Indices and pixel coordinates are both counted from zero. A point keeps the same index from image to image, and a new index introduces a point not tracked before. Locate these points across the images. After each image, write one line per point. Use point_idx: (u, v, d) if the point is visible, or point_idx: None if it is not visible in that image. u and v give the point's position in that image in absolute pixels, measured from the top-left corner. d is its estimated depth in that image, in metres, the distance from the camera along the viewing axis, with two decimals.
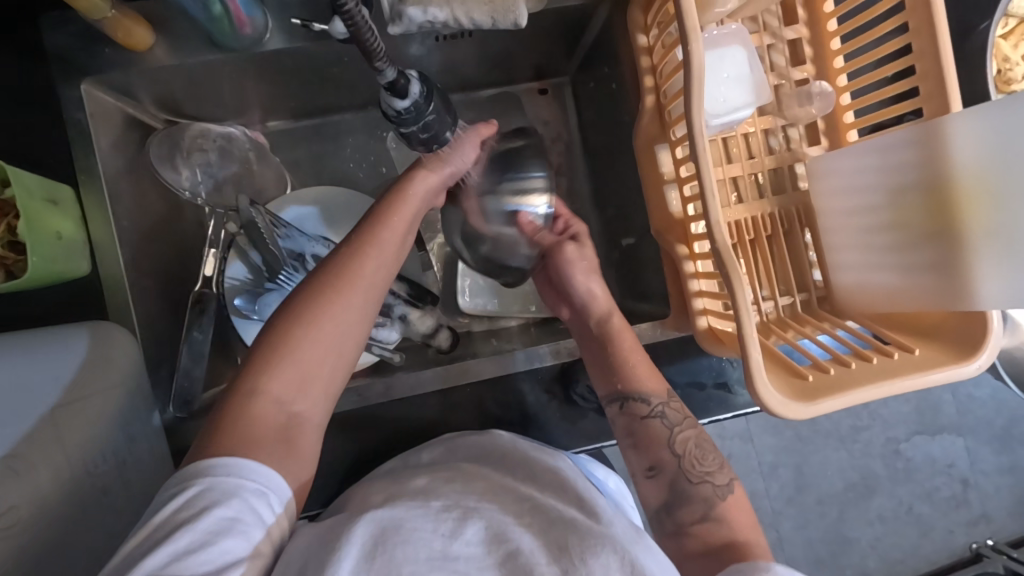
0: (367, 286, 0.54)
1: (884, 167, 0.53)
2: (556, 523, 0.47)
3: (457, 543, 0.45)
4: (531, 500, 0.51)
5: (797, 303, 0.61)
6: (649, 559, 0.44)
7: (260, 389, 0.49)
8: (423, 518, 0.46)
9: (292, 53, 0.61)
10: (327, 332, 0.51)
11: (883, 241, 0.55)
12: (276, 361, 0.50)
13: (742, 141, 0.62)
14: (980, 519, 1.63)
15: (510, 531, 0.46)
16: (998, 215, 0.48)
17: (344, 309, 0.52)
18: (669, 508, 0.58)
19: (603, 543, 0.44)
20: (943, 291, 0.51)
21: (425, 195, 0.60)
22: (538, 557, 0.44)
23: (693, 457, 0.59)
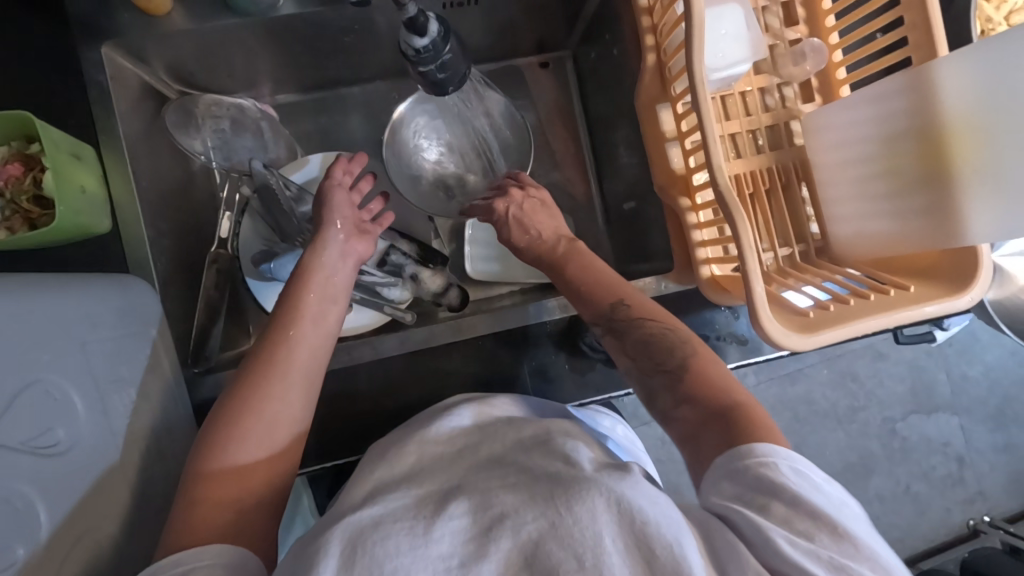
0: (298, 369, 0.53)
1: (877, 117, 0.56)
2: (537, 478, 0.45)
3: (438, 518, 0.42)
4: (514, 463, 0.48)
5: (796, 253, 0.63)
6: (639, 495, 0.41)
7: (205, 494, 0.47)
8: (402, 510, 0.44)
9: (306, 18, 0.63)
10: (260, 424, 0.50)
11: (876, 189, 0.57)
12: (215, 453, 0.49)
13: (739, 99, 0.64)
14: (977, 497, 1.66)
15: (491, 498, 0.44)
16: (987, 152, 0.50)
17: (275, 396, 0.51)
18: (649, 400, 0.56)
19: (586, 487, 0.41)
20: (936, 235, 0.53)
21: (334, 264, 0.61)
22: (523, 514, 0.41)
23: (654, 345, 0.57)
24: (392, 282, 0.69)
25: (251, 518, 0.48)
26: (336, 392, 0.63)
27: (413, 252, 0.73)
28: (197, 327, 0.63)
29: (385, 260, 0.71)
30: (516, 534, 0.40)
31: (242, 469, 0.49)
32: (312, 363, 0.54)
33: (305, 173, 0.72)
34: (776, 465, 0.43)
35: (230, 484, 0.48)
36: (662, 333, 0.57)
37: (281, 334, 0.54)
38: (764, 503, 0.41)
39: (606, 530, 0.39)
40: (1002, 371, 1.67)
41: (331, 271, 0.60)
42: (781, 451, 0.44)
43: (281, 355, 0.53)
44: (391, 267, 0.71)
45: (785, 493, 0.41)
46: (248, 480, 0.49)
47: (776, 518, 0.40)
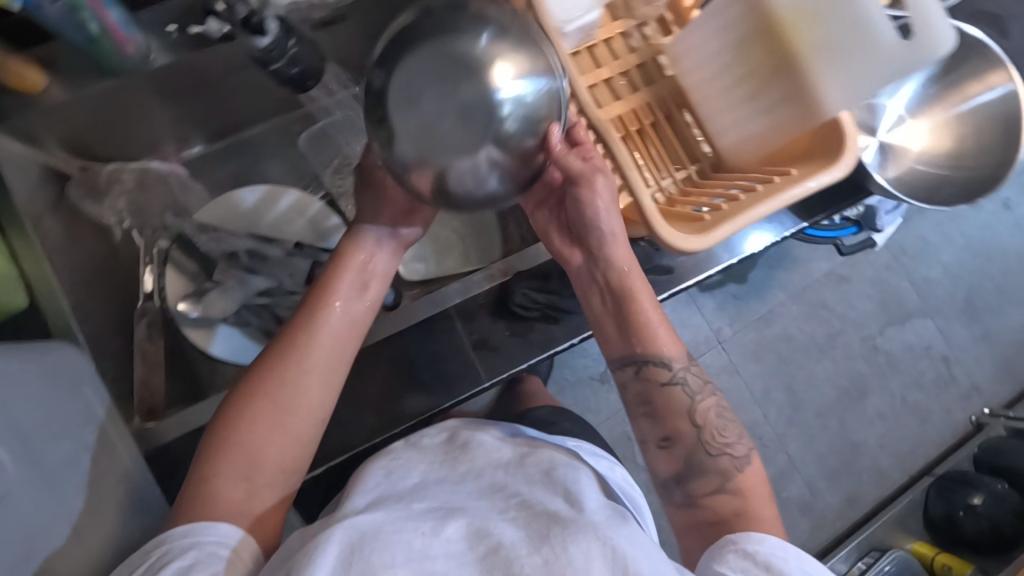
0: (323, 357, 0.55)
1: (722, 29, 0.59)
2: (539, 515, 0.47)
3: (438, 533, 0.45)
4: (516, 497, 0.51)
5: (692, 174, 0.67)
6: (630, 544, 0.44)
7: (217, 474, 0.50)
8: (404, 521, 0.47)
9: (184, 65, 0.65)
10: (276, 412, 0.53)
11: (743, 93, 0.61)
12: (231, 438, 0.52)
13: (604, 47, 0.68)
14: (972, 391, 1.69)
15: (488, 527, 0.46)
16: (820, 32, 0.53)
17: (297, 382, 0.54)
18: (680, 477, 0.57)
19: (583, 531, 0.44)
20: (802, 120, 0.57)
21: (371, 250, 0.60)
22: (518, 549, 0.44)
23: (714, 428, 0.58)
24: None
25: (262, 488, 0.52)
26: None
27: None
28: (137, 379, 0.63)
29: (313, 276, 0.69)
30: (510, 566, 0.43)
31: (263, 441, 0.52)
32: (339, 353, 0.56)
33: (217, 214, 0.72)
34: (785, 561, 0.49)
35: (247, 454, 0.51)
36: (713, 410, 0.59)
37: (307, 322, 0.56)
38: None
39: (596, 567, 0.42)
40: (959, 265, 1.74)
41: (373, 258, 0.59)
42: (791, 549, 0.50)
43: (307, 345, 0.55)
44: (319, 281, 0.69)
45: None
46: (265, 450, 0.52)
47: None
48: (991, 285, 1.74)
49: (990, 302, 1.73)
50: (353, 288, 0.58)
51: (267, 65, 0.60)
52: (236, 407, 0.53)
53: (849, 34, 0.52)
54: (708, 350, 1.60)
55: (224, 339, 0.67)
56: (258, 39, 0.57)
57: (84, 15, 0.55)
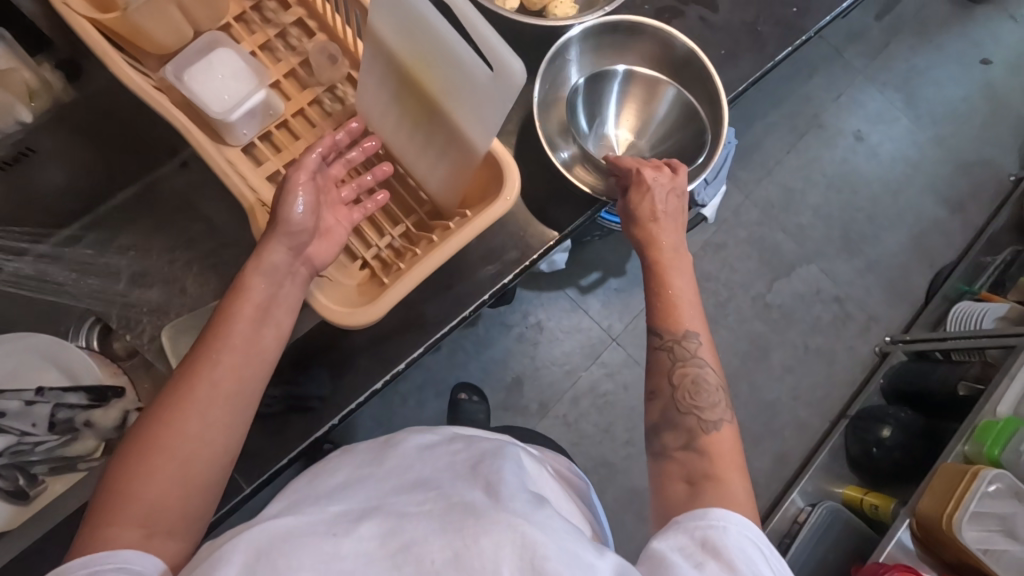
0: (226, 383, 0.48)
1: (381, 83, 0.59)
2: (452, 503, 0.45)
3: (348, 534, 0.42)
4: (435, 488, 0.48)
5: (409, 227, 0.66)
6: (540, 529, 0.41)
7: (105, 530, 0.41)
8: (321, 526, 0.44)
9: None
10: (174, 449, 0.45)
11: (419, 140, 0.60)
12: (121, 485, 0.43)
13: (296, 120, 0.67)
14: (869, 323, 1.71)
15: (399, 521, 0.43)
16: (439, 76, 0.52)
17: (196, 413, 0.46)
18: (654, 435, 0.58)
19: (493, 522, 0.41)
20: (465, 156, 0.55)
21: (275, 280, 0.53)
22: (429, 542, 0.40)
23: (689, 392, 0.59)
24: (68, 438, 0.67)
25: (165, 527, 0.43)
26: None
27: (83, 399, 0.68)
28: None
29: (54, 421, 0.65)
30: (421, 563, 0.39)
31: (160, 470, 0.44)
32: (249, 374, 0.49)
33: None
34: (726, 530, 0.46)
35: (145, 487, 0.43)
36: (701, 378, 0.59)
37: (210, 347, 0.49)
38: (700, 560, 0.43)
39: (504, 562, 0.39)
40: (828, 205, 1.77)
41: (282, 285, 0.53)
42: (733, 518, 0.47)
43: (207, 373, 0.47)
44: (62, 425, 0.66)
45: (724, 556, 0.44)
46: (165, 479, 0.44)
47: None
48: (862, 216, 1.78)
49: (865, 231, 1.77)
50: (253, 321, 0.51)
51: None
52: (136, 437, 0.45)
53: (452, 77, 0.51)
54: (605, 349, 1.58)
55: None
56: None
57: None
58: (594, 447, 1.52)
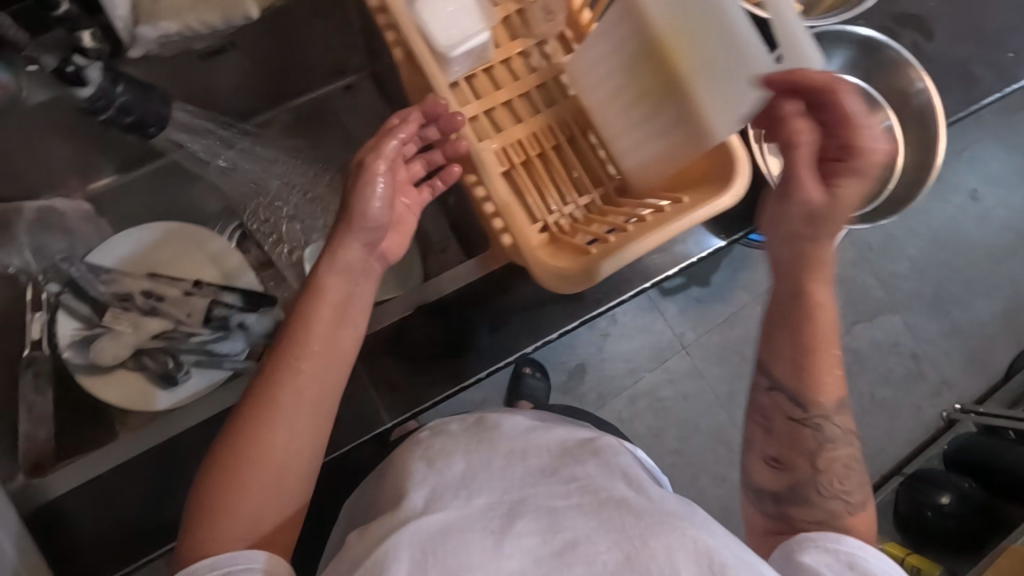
0: (314, 388, 0.49)
1: (613, 49, 0.57)
2: (604, 502, 0.41)
3: (506, 539, 0.39)
4: (575, 478, 0.44)
5: (596, 199, 0.64)
6: (722, 546, 0.38)
7: (209, 536, 0.46)
8: (477, 522, 0.41)
9: (65, 100, 0.64)
10: (274, 454, 0.48)
11: (639, 114, 0.58)
12: (235, 488, 0.47)
13: (501, 68, 0.66)
14: (941, 387, 1.66)
15: (561, 518, 0.40)
16: (700, 52, 0.51)
17: (280, 426, 0.48)
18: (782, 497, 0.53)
19: (665, 527, 0.38)
20: (695, 138, 0.54)
21: (351, 278, 0.53)
22: (597, 543, 0.38)
23: (835, 475, 0.52)
24: (221, 335, 0.66)
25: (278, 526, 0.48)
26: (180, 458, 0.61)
27: (238, 300, 0.68)
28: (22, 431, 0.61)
29: (210, 315, 0.67)
30: (590, 566, 0.37)
31: (245, 484, 0.47)
32: (307, 393, 0.49)
33: (111, 252, 0.69)
34: (867, 559, 0.47)
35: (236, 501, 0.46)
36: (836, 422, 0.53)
37: (287, 357, 0.49)
38: None
39: (682, 565, 0.36)
40: (926, 259, 1.71)
41: (355, 289, 0.53)
42: (869, 548, 0.48)
43: (286, 384, 0.49)
44: (217, 320, 0.67)
45: (853, 573, 0.45)
46: (274, 488, 0.48)
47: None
48: (959, 278, 1.72)
49: (957, 293, 1.71)
50: (331, 325, 0.51)
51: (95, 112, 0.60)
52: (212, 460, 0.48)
53: (722, 54, 0.49)
54: (672, 355, 1.57)
55: (119, 387, 0.65)
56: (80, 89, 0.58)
57: None
58: (643, 448, 1.52)
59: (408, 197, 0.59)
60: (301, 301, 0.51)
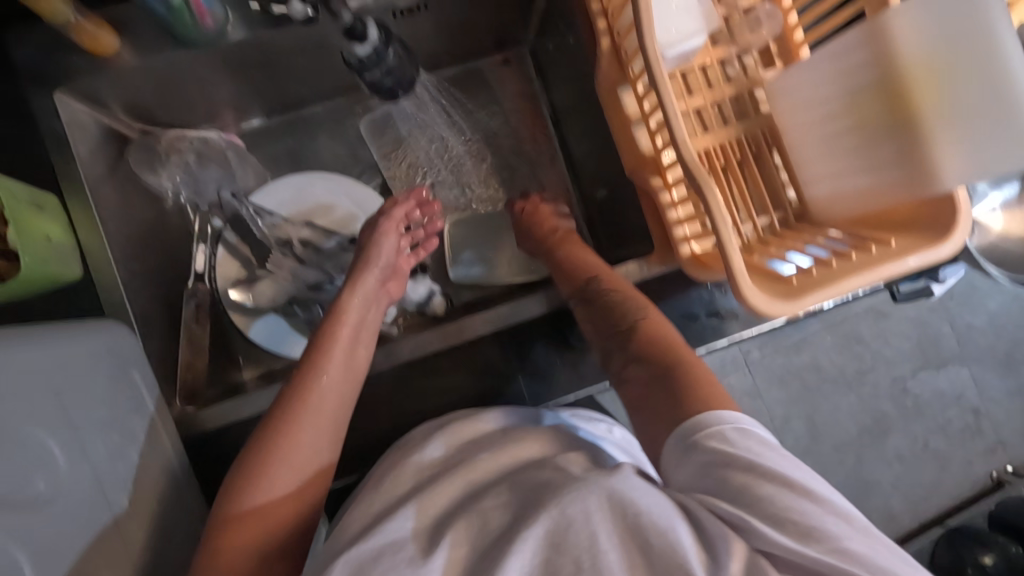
0: (326, 409, 0.53)
1: (839, 74, 0.55)
2: (534, 492, 0.44)
3: (435, 549, 0.42)
4: (506, 480, 0.48)
5: (775, 222, 0.63)
6: (630, 487, 0.41)
7: (230, 515, 0.48)
8: (404, 538, 0.44)
9: (257, 42, 0.63)
10: (293, 469, 0.50)
11: (845, 144, 0.57)
12: (241, 500, 0.48)
13: (699, 73, 0.64)
14: (998, 447, 1.37)
15: (488, 512, 0.44)
16: (949, 95, 0.49)
17: (307, 438, 0.52)
18: (606, 364, 0.60)
19: (580, 489, 0.41)
20: (916, 182, 0.52)
21: (369, 302, 0.61)
22: (520, 524, 0.40)
23: (603, 310, 0.61)
24: None
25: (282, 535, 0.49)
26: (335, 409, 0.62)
27: None
28: (183, 362, 0.62)
29: None
30: (510, 546, 0.40)
31: (266, 489, 0.49)
32: (332, 406, 0.54)
33: (272, 197, 0.70)
34: (728, 431, 0.44)
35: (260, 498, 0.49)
36: (624, 300, 0.60)
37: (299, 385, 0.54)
38: (724, 477, 0.41)
39: (599, 527, 0.39)
40: None
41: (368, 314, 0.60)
42: (732, 417, 0.45)
43: (312, 400, 0.53)
44: None
45: (741, 460, 0.41)
46: (280, 492, 0.49)
47: (743, 494, 0.40)
48: None
49: None
50: (353, 339, 0.58)
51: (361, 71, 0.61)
52: (245, 458, 0.50)
53: (982, 104, 0.48)
54: None
55: (269, 327, 0.67)
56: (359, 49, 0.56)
57: None
58: None
59: (407, 258, 0.67)
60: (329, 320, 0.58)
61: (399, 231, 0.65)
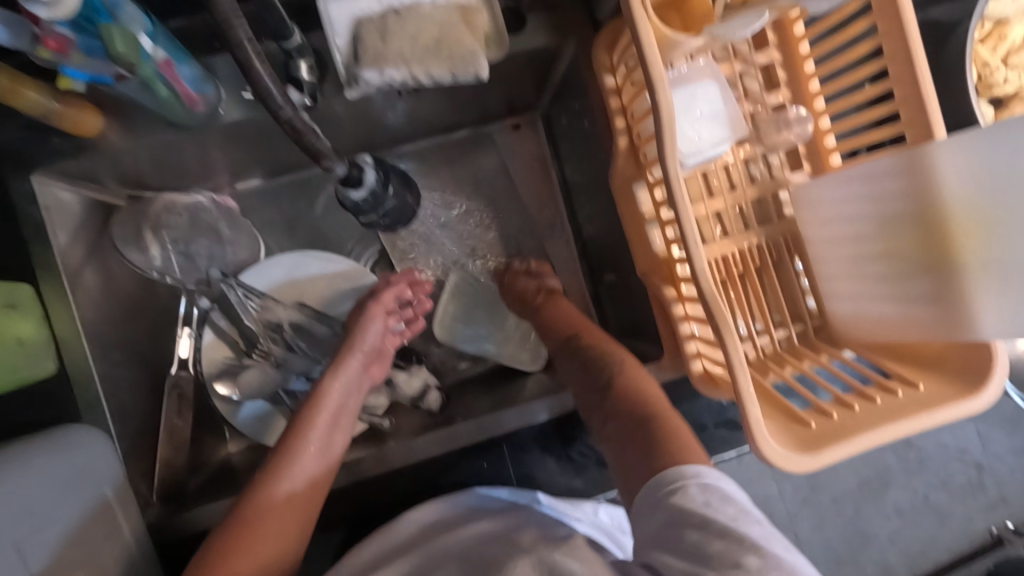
0: (297, 498, 0.51)
1: (871, 197, 0.51)
2: (477, 562, 0.44)
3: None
4: (458, 552, 0.47)
5: (793, 335, 0.59)
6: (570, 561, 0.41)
7: None
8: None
9: (251, 121, 0.59)
10: (254, 566, 0.47)
11: (871, 271, 0.52)
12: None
13: (722, 172, 0.60)
14: (1000, 503, 1.07)
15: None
16: (994, 246, 0.45)
17: (274, 532, 0.49)
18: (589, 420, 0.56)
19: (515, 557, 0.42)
20: (949, 327, 0.49)
21: (350, 389, 0.59)
22: None
23: (586, 361, 0.59)
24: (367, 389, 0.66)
25: None
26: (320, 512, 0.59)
27: None
28: (161, 460, 0.61)
29: None
30: None
31: None
32: (304, 495, 0.51)
33: (265, 278, 0.67)
34: (687, 487, 0.41)
35: None
36: (602, 355, 0.58)
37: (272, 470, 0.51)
38: (676, 536, 0.39)
39: None
40: None
41: (348, 400, 0.58)
42: (692, 471, 0.42)
43: (282, 489, 0.50)
44: None
45: (696, 518, 0.39)
46: None
47: (689, 548, 0.38)
48: None
49: None
50: (330, 426, 0.55)
51: None
52: (205, 552, 0.47)
53: None
54: None
55: (256, 412, 0.66)
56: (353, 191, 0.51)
57: (155, 84, 0.48)
58: None
59: (395, 338, 0.65)
60: (308, 405, 0.55)
61: (388, 316, 0.64)
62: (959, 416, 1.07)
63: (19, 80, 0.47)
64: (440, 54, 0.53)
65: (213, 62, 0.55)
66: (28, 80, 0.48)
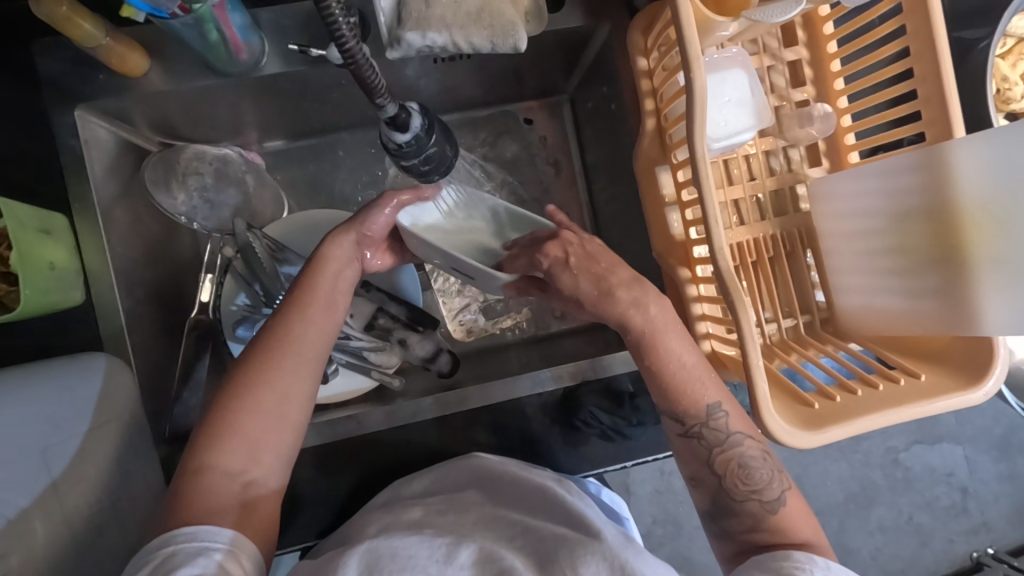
0: (306, 353, 0.53)
1: (886, 190, 0.52)
2: (545, 541, 0.46)
3: (448, 566, 0.43)
4: (520, 524, 0.49)
5: (800, 325, 0.60)
6: (641, 561, 0.42)
7: (209, 458, 0.48)
8: (418, 547, 0.44)
9: (290, 77, 0.60)
10: (272, 402, 0.51)
11: (882, 263, 0.54)
12: (223, 440, 0.49)
13: (743, 162, 0.62)
14: (981, 529, 1.09)
15: (499, 552, 0.44)
16: (1002, 244, 0.47)
17: (284, 379, 0.52)
18: (713, 518, 0.54)
19: (591, 550, 0.43)
20: (951, 319, 0.50)
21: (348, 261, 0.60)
22: None
23: (738, 474, 0.53)
24: (380, 347, 0.69)
25: (256, 492, 0.49)
26: (322, 462, 0.60)
27: (402, 315, 0.71)
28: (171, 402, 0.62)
29: (373, 323, 0.70)
30: None
31: (246, 436, 0.49)
32: (315, 342, 0.54)
33: (289, 231, 0.70)
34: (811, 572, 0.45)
35: (236, 453, 0.49)
36: (757, 452, 0.53)
37: (285, 320, 0.54)
38: None
39: None
40: None
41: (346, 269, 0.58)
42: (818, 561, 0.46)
43: (293, 336, 0.53)
44: (379, 330, 0.70)
45: None
46: (253, 450, 0.50)
47: None
48: None
49: None
50: (334, 287, 0.57)
51: (396, 157, 0.48)
52: (222, 396, 0.51)
53: None
54: None
55: None
56: (396, 131, 0.45)
57: (208, 25, 0.50)
58: None
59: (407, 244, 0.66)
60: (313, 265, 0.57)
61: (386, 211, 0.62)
62: (948, 438, 1.08)
63: (77, 10, 0.49)
64: (481, 22, 0.55)
65: (259, 13, 0.56)
66: (86, 10, 0.49)
